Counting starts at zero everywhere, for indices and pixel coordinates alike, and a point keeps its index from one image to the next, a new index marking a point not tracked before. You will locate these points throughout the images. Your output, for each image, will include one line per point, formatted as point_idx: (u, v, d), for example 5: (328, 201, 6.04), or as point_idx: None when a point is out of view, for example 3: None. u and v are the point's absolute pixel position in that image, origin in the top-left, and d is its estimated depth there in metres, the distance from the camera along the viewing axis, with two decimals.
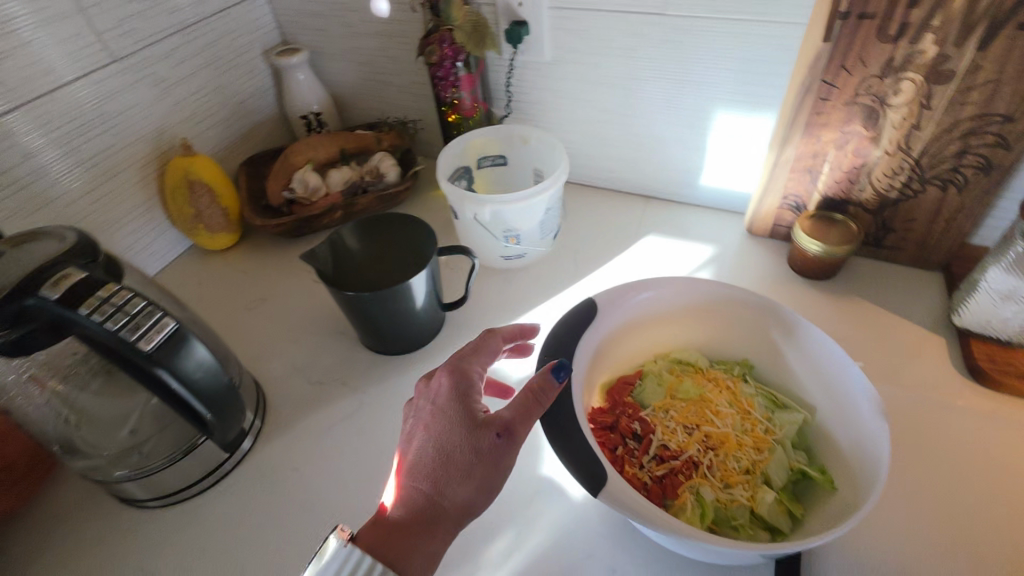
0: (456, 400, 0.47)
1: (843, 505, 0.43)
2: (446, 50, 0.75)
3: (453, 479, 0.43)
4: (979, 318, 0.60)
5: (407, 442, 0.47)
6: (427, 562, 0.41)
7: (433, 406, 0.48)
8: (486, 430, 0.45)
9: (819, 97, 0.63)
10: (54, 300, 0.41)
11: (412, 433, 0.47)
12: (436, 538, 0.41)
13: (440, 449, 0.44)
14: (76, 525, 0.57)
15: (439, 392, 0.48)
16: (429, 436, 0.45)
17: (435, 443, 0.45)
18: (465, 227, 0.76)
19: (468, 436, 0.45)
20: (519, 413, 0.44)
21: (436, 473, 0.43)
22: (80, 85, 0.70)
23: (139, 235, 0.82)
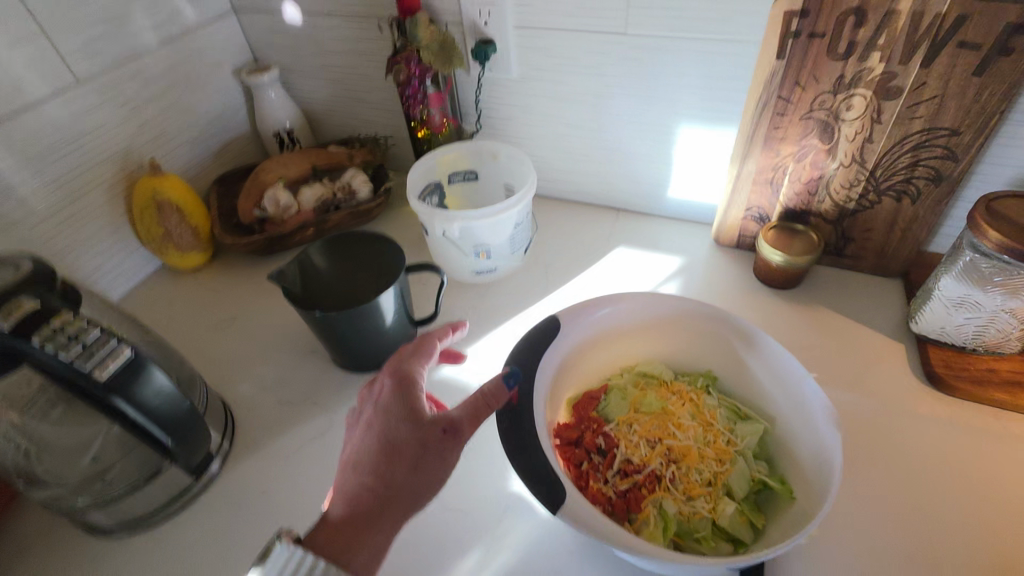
0: (398, 397, 0.48)
1: (800, 514, 0.44)
2: (413, 69, 0.75)
3: (397, 473, 0.45)
4: (935, 324, 0.62)
5: (354, 441, 0.49)
6: (372, 554, 0.43)
7: (376, 404, 0.49)
8: (430, 424, 0.46)
9: (777, 112, 0.64)
10: (5, 331, 0.40)
11: (358, 431, 0.49)
12: (380, 531, 0.43)
13: (382, 443, 0.46)
14: (36, 558, 0.56)
15: (382, 391, 0.50)
16: (372, 433, 0.47)
17: (377, 439, 0.47)
18: (436, 243, 0.77)
19: (410, 430, 0.46)
20: (467, 413, 0.45)
21: (379, 468, 0.45)
22: (42, 108, 0.69)
23: (106, 257, 0.81)
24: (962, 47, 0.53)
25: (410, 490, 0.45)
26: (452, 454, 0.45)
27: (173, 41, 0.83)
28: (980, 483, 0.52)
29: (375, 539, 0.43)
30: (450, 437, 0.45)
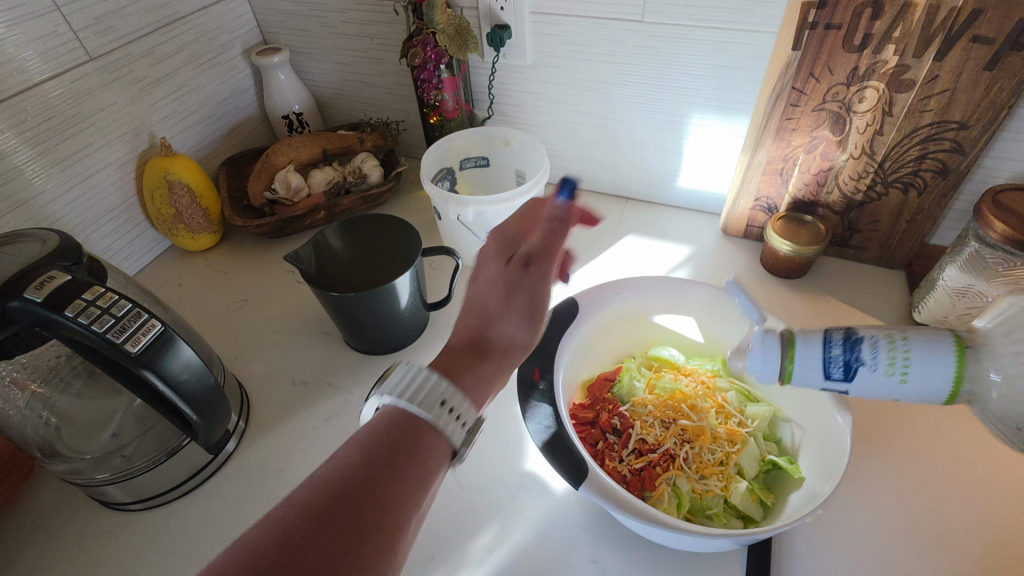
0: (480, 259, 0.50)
1: (807, 492, 0.46)
2: (429, 53, 0.75)
3: (489, 315, 0.46)
4: (938, 314, 0.63)
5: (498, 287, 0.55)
6: (476, 383, 0.42)
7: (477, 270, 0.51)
8: (512, 263, 0.47)
9: (789, 103, 0.65)
10: (38, 303, 0.41)
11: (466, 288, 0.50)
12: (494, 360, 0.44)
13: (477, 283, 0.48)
14: (56, 527, 0.57)
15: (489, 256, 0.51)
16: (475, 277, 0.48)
17: (476, 287, 0.48)
18: (448, 227, 0.77)
19: (494, 270, 0.48)
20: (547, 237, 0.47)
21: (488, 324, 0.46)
22: (56, 84, 0.69)
23: (118, 235, 0.81)
24: (973, 42, 0.54)
25: (516, 327, 0.46)
26: (539, 277, 0.46)
27: (185, 20, 0.83)
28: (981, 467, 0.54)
29: (490, 372, 0.44)
30: (533, 268, 0.47)
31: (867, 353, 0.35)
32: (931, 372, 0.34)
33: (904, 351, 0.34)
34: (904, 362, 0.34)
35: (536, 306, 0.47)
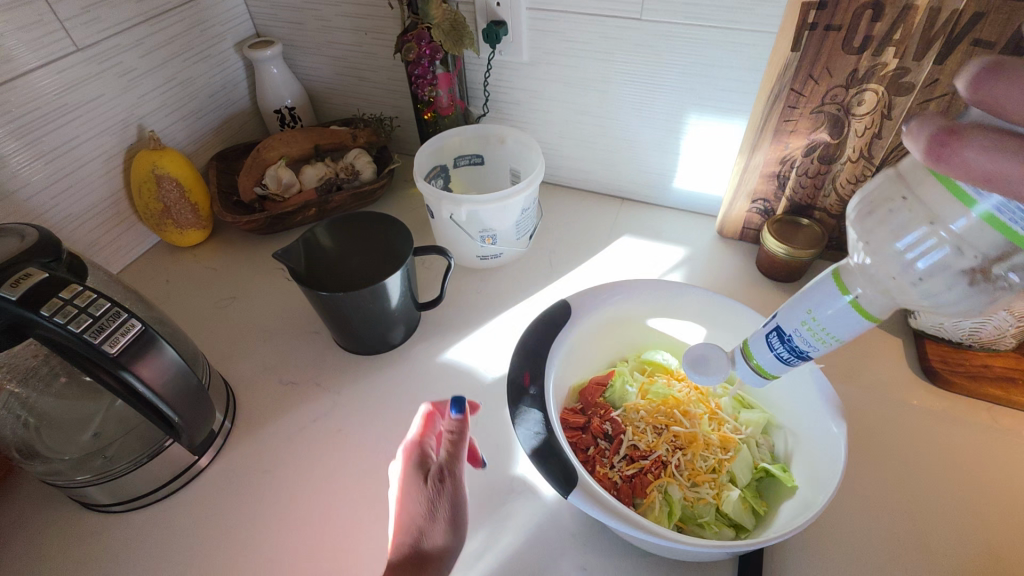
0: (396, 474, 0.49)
1: (800, 502, 0.45)
2: (423, 48, 0.74)
3: (413, 535, 0.45)
4: (933, 321, 0.62)
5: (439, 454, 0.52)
6: None
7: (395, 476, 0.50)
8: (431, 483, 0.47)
9: (788, 105, 0.65)
10: (13, 301, 0.39)
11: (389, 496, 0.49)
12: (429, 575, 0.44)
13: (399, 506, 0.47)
14: (36, 528, 0.56)
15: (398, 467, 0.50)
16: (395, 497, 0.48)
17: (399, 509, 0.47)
18: (441, 226, 0.76)
19: (411, 489, 0.47)
20: (453, 455, 0.48)
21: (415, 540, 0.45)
22: (41, 75, 0.67)
23: (104, 230, 0.80)
24: (975, 46, 0.53)
25: (443, 537, 0.45)
26: (456, 490, 0.47)
27: (176, 11, 0.81)
28: (973, 476, 0.54)
29: None
30: (448, 481, 0.47)
31: (800, 340, 0.42)
32: (846, 329, 0.39)
33: (820, 325, 0.40)
34: (825, 332, 0.40)
35: (461, 514, 0.47)
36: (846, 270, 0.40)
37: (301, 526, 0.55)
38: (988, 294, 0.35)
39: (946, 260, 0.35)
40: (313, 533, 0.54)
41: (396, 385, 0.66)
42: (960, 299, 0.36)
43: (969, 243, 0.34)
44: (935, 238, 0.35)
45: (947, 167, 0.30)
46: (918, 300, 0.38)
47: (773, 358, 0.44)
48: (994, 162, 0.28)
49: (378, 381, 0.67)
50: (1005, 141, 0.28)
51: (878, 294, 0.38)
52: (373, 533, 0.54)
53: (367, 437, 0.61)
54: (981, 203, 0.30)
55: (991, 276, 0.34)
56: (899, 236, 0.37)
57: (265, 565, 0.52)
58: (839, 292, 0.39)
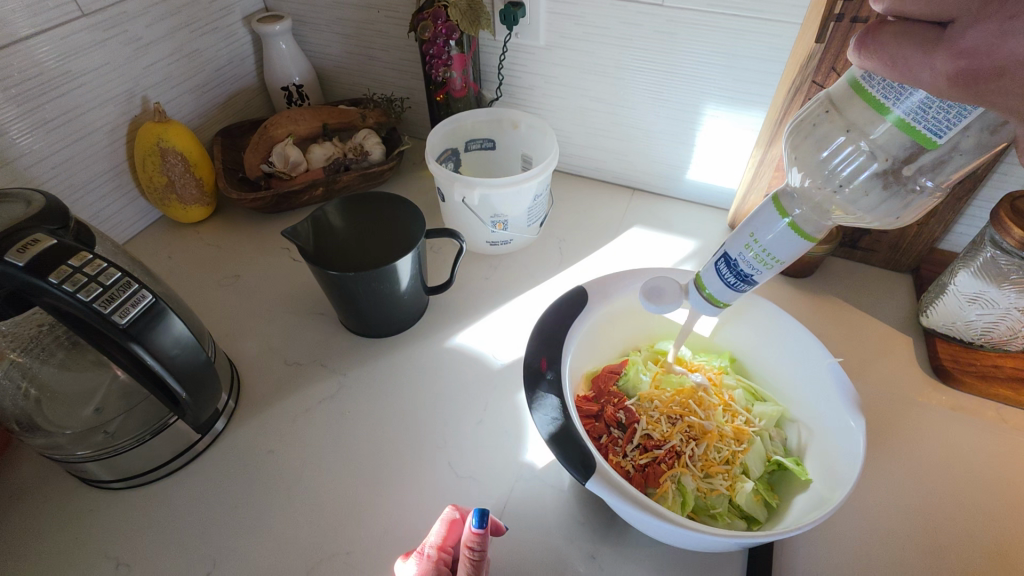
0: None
1: (814, 496, 0.45)
2: (440, 28, 0.73)
3: None
4: (946, 318, 0.63)
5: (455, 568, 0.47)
6: None
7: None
8: None
9: (808, 98, 0.64)
10: (20, 267, 0.38)
11: None
12: None
13: None
14: (32, 503, 0.55)
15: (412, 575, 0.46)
16: None
17: None
18: (452, 209, 0.75)
19: None
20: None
21: None
22: (40, 41, 0.65)
23: (106, 202, 0.78)
24: None
25: None
26: None
27: None
28: (982, 474, 0.54)
29: None
30: None
31: (744, 263, 0.43)
32: (786, 250, 0.41)
33: (763, 246, 0.41)
34: (767, 254, 0.41)
35: None
36: (783, 195, 0.41)
37: (304, 509, 0.54)
38: (900, 197, 0.40)
39: (863, 167, 0.40)
40: (317, 516, 0.53)
41: (403, 368, 0.65)
42: (880, 205, 0.40)
43: (882, 147, 0.39)
44: (853, 146, 0.40)
45: (866, 59, 0.34)
46: (843, 211, 0.42)
47: (718, 281, 0.45)
48: (901, 52, 0.32)
49: (385, 364, 0.66)
50: (912, 32, 0.32)
51: (810, 212, 0.41)
52: (378, 516, 0.53)
53: (373, 420, 0.61)
54: (894, 109, 0.35)
55: (901, 180, 0.39)
56: (825, 148, 0.42)
57: (267, 547, 0.51)
58: (778, 214, 0.40)
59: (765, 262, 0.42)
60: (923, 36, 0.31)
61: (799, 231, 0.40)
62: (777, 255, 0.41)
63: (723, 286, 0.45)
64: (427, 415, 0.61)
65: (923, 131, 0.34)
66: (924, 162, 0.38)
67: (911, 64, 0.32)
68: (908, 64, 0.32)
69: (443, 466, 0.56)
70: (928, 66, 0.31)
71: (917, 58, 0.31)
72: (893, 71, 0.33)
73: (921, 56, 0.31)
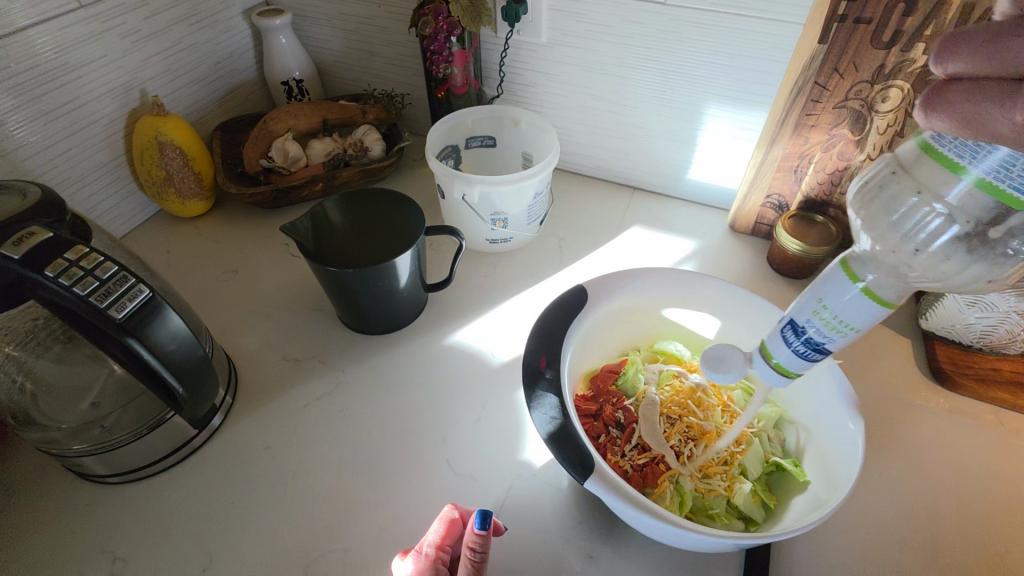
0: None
1: (812, 498, 0.45)
2: (441, 23, 0.72)
3: None
4: (945, 321, 0.63)
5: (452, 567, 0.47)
6: None
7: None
8: None
9: (811, 99, 0.63)
10: (16, 260, 0.38)
11: None
12: None
13: None
14: (27, 498, 0.54)
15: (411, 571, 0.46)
16: None
17: None
18: (452, 207, 0.74)
19: None
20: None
21: None
22: (38, 32, 0.64)
23: (103, 196, 0.77)
24: None
25: None
26: None
27: None
28: (979, 476, 0.54)
29: None
30: None
31: (814, 331, 0.38)
32: (862, 317, 0.36)
33: (832, 313, 0.37)
34: (839, 321, 0.37)
35: None
36: (853, 258, 0.37)
37: (302, 505, 0.54)
38: (988, 261, 0.34)
39: (942, 231, 0.34)
40: (314, 513, 0.53)
41: (401, 365, 0.65)
42: (966, 271, 0.35)
43: (961, 208, 0.33)
44: (927, 208, 0.35)
45: (936, 120, 0.31)
46: (924, 277, 0.36)
47: (784, 351, 0.41)
48: (972, 109, 0.29)
49: (383, 361, 0.66)
50: (985, 89, 0.29)
51: (888, 276, 0.36)
52: (374, 515, 0.53)
53: (370, 418, 0.60)
54: (970, 168, 0.30)
55: (987, 243, 0.34)
56: (893, 209, 0.37)
57: (264, 544, 0.51)
58: (848, 280, 0.36)
59: (837, 330, 0.37)
60: (998, 92, 0.29)
61: (876, 298, 0.35)
62: (852, 324, 0.36)
63: (790, 356, 0.41)
64: (425, 412, 0.60)
65: (1009, 192, 0.29)
66: (1013, 223, 0.33)
67: (987, 120, 0.29)
68: (982, 120, 0.29)
69: (440, 464, 0.56)
70: (1004, 120, 0.28)
71: (993, 113, 0.28)
72: (967, 129, 0.30)
73: (997, 111, 0.28)
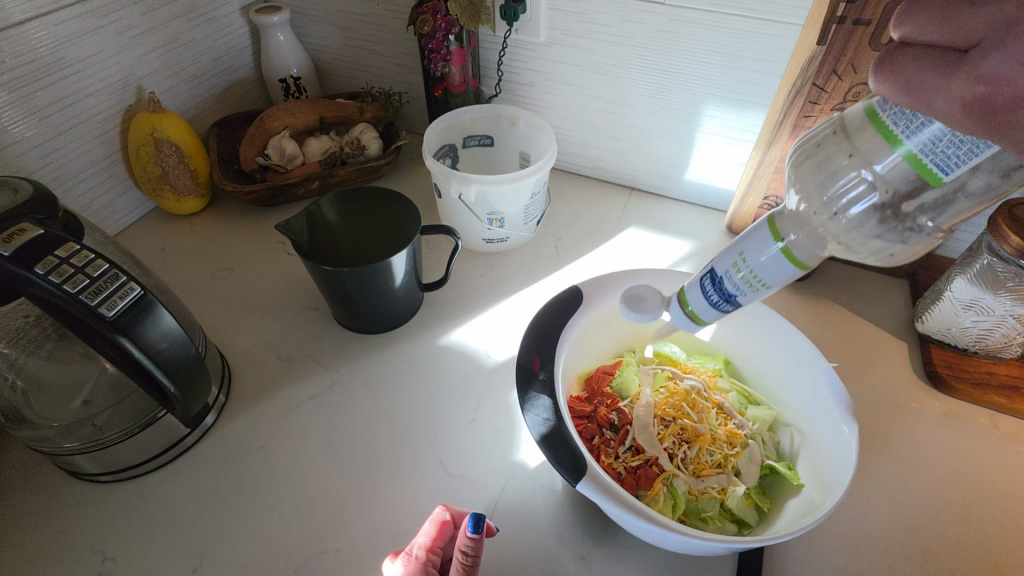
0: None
1: (805, 500, 0.45)
2: (439, 21, 0.72)
3: None
4: (941, 324, 0.63)
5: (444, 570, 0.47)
6: None
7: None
8: None
9: (809, 100, 0.63)
10: (5, 257, 0.37)
11: None
12: None
13: None
14: (19, 495, 0.54)
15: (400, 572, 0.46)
16: None
17: None
18: (448, 206, 0.74)
19: None
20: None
21: None
22: (33, 27, 0.63)
23: (99, 192, 0.77)
24: None
25: None
26: None
27: None
28: (973, 481, 0.54)
29: None
30: None
31: (731, 283, 0.40)
32: (775, 275, 0.38)
33: (750, 268, 0.38)
34: (755, 277, 0.38)
35: None
36: (780, 216, 0.38)
37: (295, 505, 0.54)
38: (897, 235, 0.36)
39: (864, 198, 0.36)
40: (306, 513, 0.53)
41: (396, 365, 0.65)
42: (872, 241, 0.37)
43: (885, 178, 0.35)
44: (856, 174, 0.36)
45: (882, 84, 0.31)
46: (836, 241, 0.38)
47: (703, 300, 0.42)
48: (917, 76, 0.29)
49: (378, 360, 0.66)
50: (931, 57, 0.29)
51: (806, 238, 0.38)
52: (367, 515, 0.53)
53: (364, 417, 0.60)
54: (904, 142, 0.31)
55: (900, 217, 0.36)
56: (824, 171, 0.38)
57: (255, 544, 0.51)
58: (771, 238, 0.37)
59: (752, 287, 0.39)
60: (942, 62, 0.29)
61: (794, 260, 0.37)
62: (765, 281, 0.38)
63: (706, 305, 0.42)
64: (419, 412, 0.60)
65: (930, 167, 0.30)
66: (926, 199, 0.35)
67: (928, 91, 0.29)
68: (923, 89, 0.29)
69: (433, 464, 0.56)
70: (943, 93, 0.28)
71: (934, 83, 0.29)
72: (908, 96, 0.30)
73: (939, 82, 0.28)
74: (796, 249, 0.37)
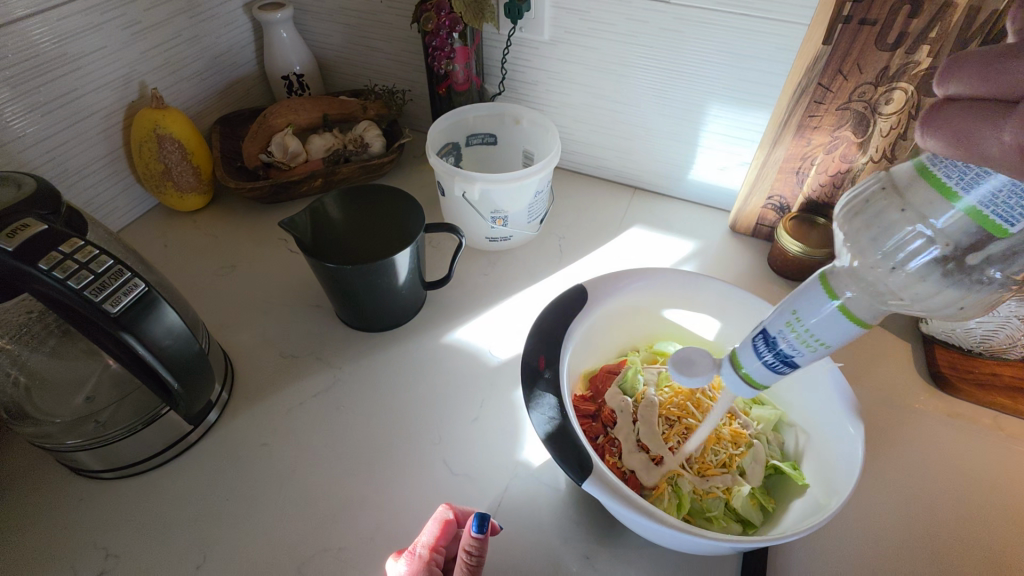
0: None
1: (810, 500, 0.45)
2: (443, 19, 0.71)
3: None
4: (945, 325, 0.62)
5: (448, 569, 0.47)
6: None
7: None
8: None
9: (814, 100, 0.63)
10: (9, 252, 0.37)
11: None
12: None
13: None
14: (20, 492, 0.54)
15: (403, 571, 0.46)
16: None
17: None
18: (452, 204, 0.74)
19: None
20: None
21: None
22: (36, 23, 0.63)
23: (101, 189, 0.77)
24: None
25: None
26: None
27: None
28: (978, 482, 0.54)
29: None
30: None
31: (785, 344, 0.38)
32: (836, 335, 0.36)
33: (806, 328, 0.37)
34: (812, 337, 0.37)
35: None
36: (832, 274, 0.37)
37: (297, 503, 0.53)
38: (964, 287, 0.34)
39: (923, 252, 0.34)
40: (309, 511, 0.53)
41: (399, 364, 0.65)
42: (939, 294, 0.35)
43: (946, 233, 0.33)
44: (911, 228, 0.35)
45: (929, 138, 0.30)
46: (898, 297, 0.36)
47: (755, 362, 0.41)
48: (965, 126, 0.28)
49: (381, 358, 0.65)
50: (976, 108, 0.28)
51: (864, 294, 0.37)
52: (370, 514, 0.53)
53: (366, 416, 0.60)
54: (963, 195, 0.29)
55: (965, 269, 0.34)
56: (875, 225, 0.37)
57: (258, 542, 0.51)
58: (825, 296, 0.36)
59: (808, 346, 0.37)
60: (989, 111, 0.27)
61: (852, 316, 0.36)
62: (824, 341, 0.37)
63: (760, 367, 0.41)
64: (423, 411, 0.60)
65: (993, 219, 0.29)
66: (991, 252, 0.32)
67: (978, 143, 0.28)
68: (974, 139, 0.28)
69: (436, 463, 0.56)
70: (995, 142, 0.27)
71: (984, 133, 0.27)
72: (958, 148, 0.29)
73: (988, 132, 0.27)
74: (853, 307, 0.36)
